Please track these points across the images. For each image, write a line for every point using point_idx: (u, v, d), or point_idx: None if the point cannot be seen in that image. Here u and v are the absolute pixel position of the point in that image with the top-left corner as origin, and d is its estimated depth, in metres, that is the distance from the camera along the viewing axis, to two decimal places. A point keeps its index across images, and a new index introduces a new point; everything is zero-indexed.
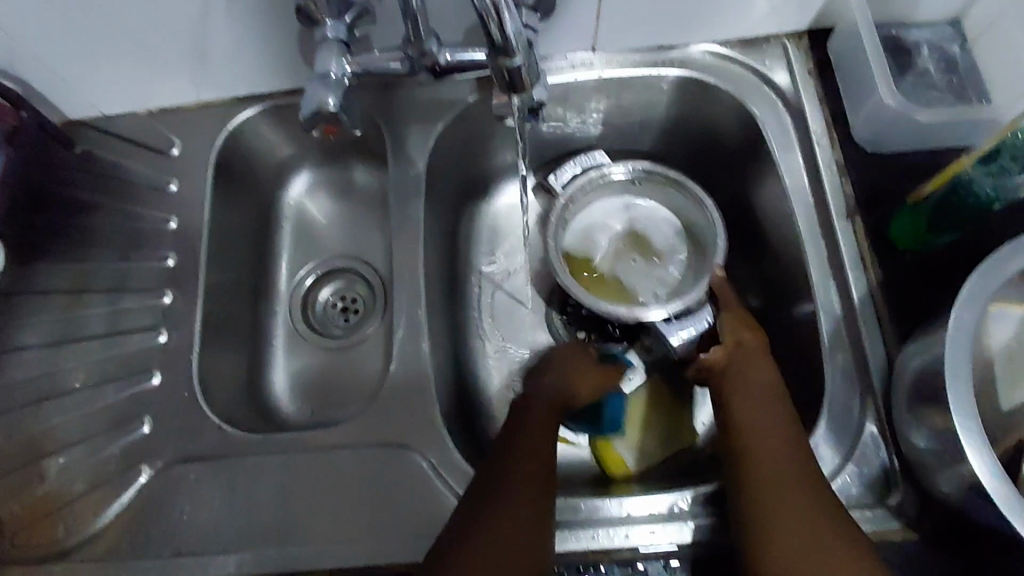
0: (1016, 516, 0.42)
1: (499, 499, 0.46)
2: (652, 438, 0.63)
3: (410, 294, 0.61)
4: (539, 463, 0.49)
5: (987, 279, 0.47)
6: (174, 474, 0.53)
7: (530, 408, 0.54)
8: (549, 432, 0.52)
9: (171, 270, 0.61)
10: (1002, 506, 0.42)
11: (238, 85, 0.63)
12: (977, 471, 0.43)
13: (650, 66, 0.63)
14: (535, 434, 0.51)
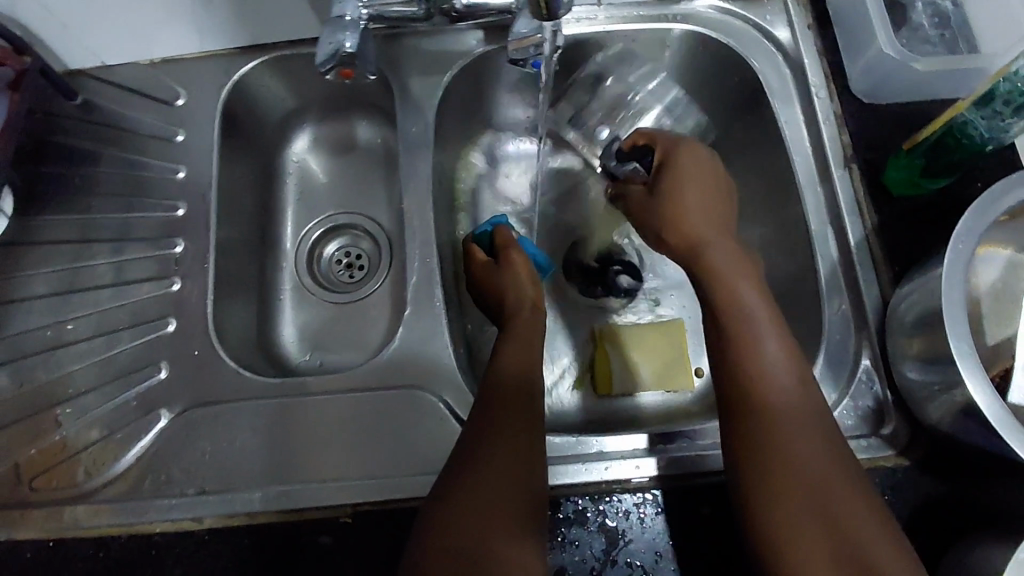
0: (1010, 434, 0.43)
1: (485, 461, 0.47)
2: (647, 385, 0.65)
3: (421, 241, 0.61)
4: (518, 449, 0.49)
5: (986, 211, 0.47)
6: (190, 418, 0.56)
7: (501, 393, 0.52)
8: (521, 418, 0.51)
9: (182, 219, 0.63)
10: (998, 426, 0.43)
11: (243, 34, 0.64)
12: (973, 394, 0.44)
13: (653, 21, 0.64)
14: (507, 421, 0.50)
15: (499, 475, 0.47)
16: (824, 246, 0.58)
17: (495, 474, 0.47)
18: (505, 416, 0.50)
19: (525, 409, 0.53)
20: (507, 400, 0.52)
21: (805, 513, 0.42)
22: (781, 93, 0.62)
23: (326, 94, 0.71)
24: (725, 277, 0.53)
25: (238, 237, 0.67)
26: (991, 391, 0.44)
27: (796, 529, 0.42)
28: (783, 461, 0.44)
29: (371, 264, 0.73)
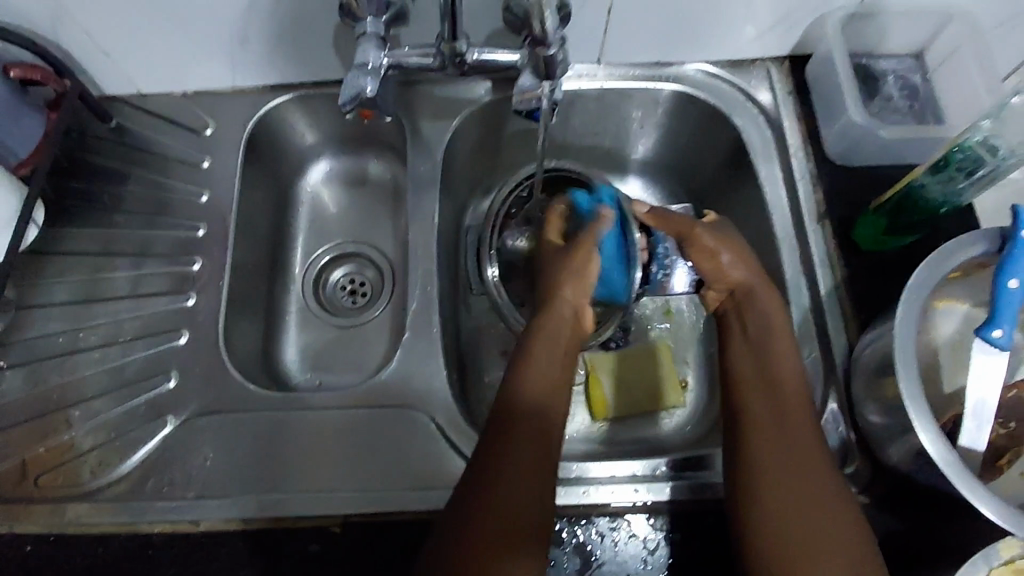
0: (956, 476, 0.47)
1: (498, 480, 0.50)
2: (639, 404, 0.71)
3: (424, 272, 0.66)
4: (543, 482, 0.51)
5: (937, 268, 0.51)
6: (194, 425, 0.59)
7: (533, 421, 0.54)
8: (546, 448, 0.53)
9: (200, 239, 0.67)
10: (944, 468, 0.47)
11: (272, 74, 0.70)
12: (922, 437, 0.48)
13: (648, 80, 0.70)
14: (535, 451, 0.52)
15: (509, 493, 0.49)
16: (797, 294, 0.62)
17: (511, 494, 0.50)
18: (527, 450, 0.51)
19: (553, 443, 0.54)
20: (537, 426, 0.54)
21: (793, 507, 0.48)
22: (762, 151, 0.68)
23: (343, 132, 0.76)
24: (756, 321, 0.58)
25: (253, 258, 0.71)
26: (938, 432, 0.47)
27: (782, 525, 0.48)
28: (781, 457, 0.50)
29: (374, 291, 0.77)
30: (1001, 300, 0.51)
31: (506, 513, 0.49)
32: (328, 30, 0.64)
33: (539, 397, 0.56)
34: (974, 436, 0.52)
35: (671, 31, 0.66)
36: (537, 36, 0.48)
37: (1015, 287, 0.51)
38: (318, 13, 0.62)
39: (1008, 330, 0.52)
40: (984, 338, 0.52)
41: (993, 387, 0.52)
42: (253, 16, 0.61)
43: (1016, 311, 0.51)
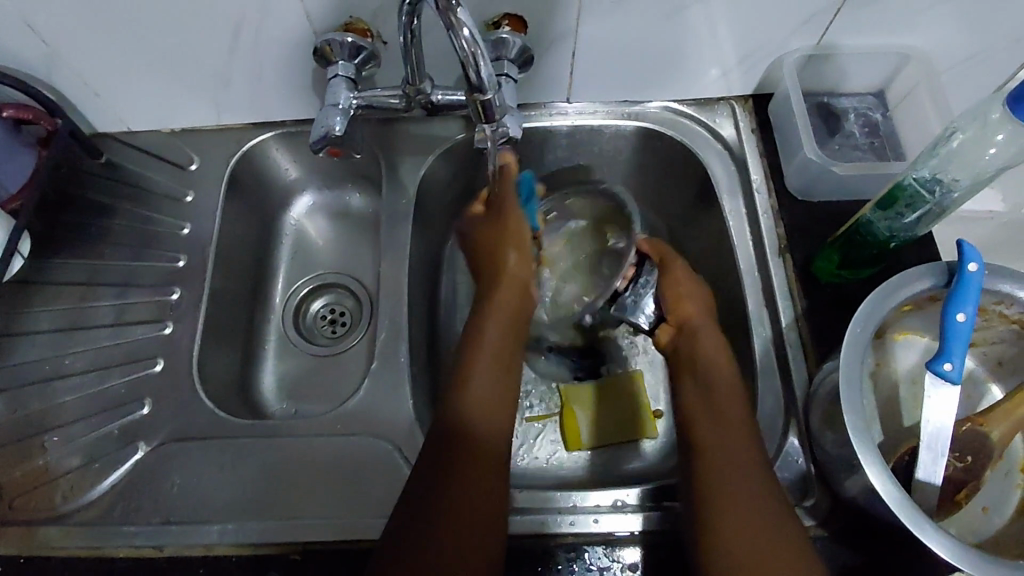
0: (899, 507, 0.47)
1: (461, 463, 0.53)
2: (615, 436, 0.72)
3: (394, 303, 0.68)
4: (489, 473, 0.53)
5: (882, 301, 0.53)
6: (165, 451, 0.61)
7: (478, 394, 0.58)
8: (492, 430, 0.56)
9: (181, 270, 0.70)
10: (887, 499, 0.48)
11: (257, 113, 0.73)
12: (867, 469, 0.49)
13: (616, 117, 0.74)
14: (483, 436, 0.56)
15: (475, 477, 0.52)
16: (758, 327, 0.64)
17: (479, 477, 0.52)
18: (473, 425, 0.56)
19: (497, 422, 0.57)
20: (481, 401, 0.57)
21: (750, 549, 0.47)
22: (725, 187, 0.70)
23: (325, 167, 0.79)
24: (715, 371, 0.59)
25: (232, 288, 0.73)
26: (882, 466, 0.48)
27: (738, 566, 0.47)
28: (736, 500, 0.50)
29: (352, 322, 0.79)
30: (950, 333, 0.52)
31: (473, 505, 0.51)
32: (306, 71, 0.67)
33: (488, 380, 0.59)
34: (930, 470, 0.52)
35: (635, 71, 0.69)
36: (474, 84, 0.49)
37: (962, 321, 0.51)
38: (296, 56, 0.65)
39: (959, 363, 0.51)
40: (935, 371, 0.52)
41: (947, 419, 0.52)
42: (234, 59, 0.65)
43: (966, 346, 0.51)
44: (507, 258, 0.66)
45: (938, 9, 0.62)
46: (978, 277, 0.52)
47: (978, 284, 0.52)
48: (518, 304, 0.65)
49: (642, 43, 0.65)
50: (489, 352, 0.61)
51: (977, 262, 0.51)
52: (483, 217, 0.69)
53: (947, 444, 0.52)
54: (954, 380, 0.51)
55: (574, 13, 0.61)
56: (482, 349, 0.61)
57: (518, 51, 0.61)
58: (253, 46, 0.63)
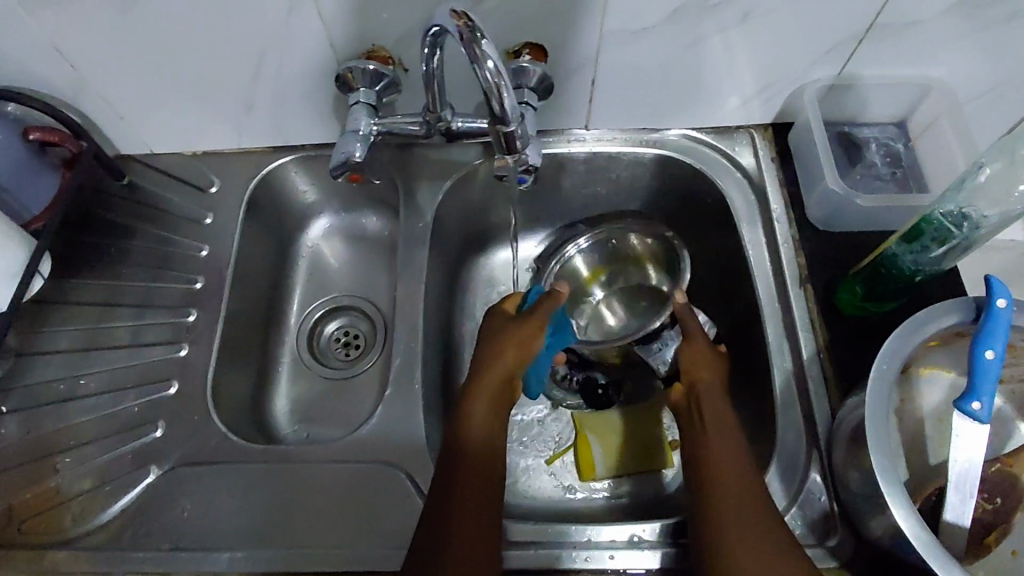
0: (926, 550, 0.46)
1: (460, 500, 0.52)
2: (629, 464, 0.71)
3: (409, 329, 0.67)
4: (484, 506, 0.53)
5: (910, 334, 0.52)
6: (177, 474, 0.60)
7: (466, 443, 0.57)
8: (483, 472, 0.55)
9: (197, 291, 0.70)
10: (913, 541, 0.47)
11: (276, 138, 0.74)
12: (892, 510, 0.48)
13: (634, 145, 0.74)
14: (473, 471, 0.55)
15: (471, 487, 0.53)
16: (779, 359, 0.62)
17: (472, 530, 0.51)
18: (464, 468, 0.55)
19: (487, 469, 0.56)
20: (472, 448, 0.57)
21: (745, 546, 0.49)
22: (744, 216, 0.69)
23: (343, 190, 0.79)
24: (710, 403, 0.58)
25: (247, 311, 0.73)
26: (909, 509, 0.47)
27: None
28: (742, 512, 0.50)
29: (366, 346, 0.78)
30: (977, 371, 0.50)
31: (477, 518, 0.52)
32: (326, 98, 0.68)
33: (478, 433, 0.58)
34: (958, 512, 0.51)
35: (654, 99, 0.69)
36: (497, 115, 0.49)
37: (991, 358, 0.50)
38: (318, 83, 0.66)
39: (987, 403, 0.50)
40: (961, 409, 0.50)
41: (974, 460, 0.51)
42: (257, 84, 0.66)
43: (994, 384, 0.50)
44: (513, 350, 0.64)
45: (962, 40, 0.62)
46: (1009, 312, 0.51)
47: (1007, 321, 0.50)
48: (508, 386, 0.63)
49: (662, 72, 0.65)
50: (481, 417, 0.59)
51: (1005, 298, 0.51)
52: (511, 315, 0.67)
53: (975, 485, 0.51)
54: (983, 421, 0.50)
55: (594, 40, 0.61)
56: (480, 387, 0.61)
57: (538, 79, 0.62)
58: (275, 71, 0.64)
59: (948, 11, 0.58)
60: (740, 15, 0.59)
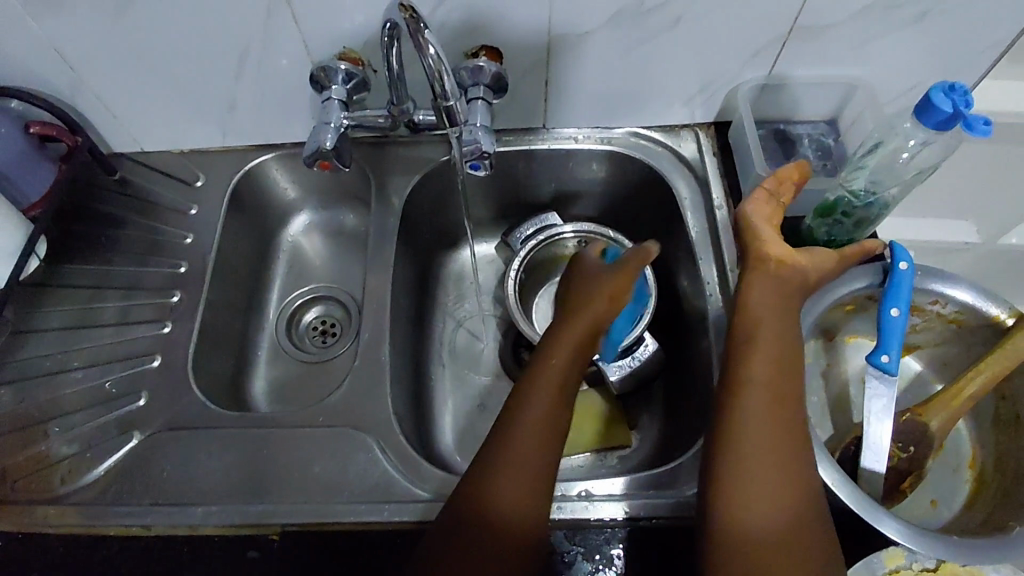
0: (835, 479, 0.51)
1: (507, 498, 0.52)
2: (590, 442, 0.76)
3: (377, 308, 0.73)
4: (528, 515, 0.52)
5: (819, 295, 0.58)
6: (158, 439, 0.65)
7: (520, 449, 0.54)
8: (537, 484, 0.53)
9: (181, 275, 0.75)
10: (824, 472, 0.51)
11: (259, 136, 0.80)
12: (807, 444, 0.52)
13: (588, 142, 0.81)
14: (524, 481, 0.53)
15: (523, 496, 0.52)
16: (717, 330, 0.68)
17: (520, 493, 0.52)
18: (520, 472, 0.53)
19: (545, 478, 0.54)
20: (528, 453, 0.54)
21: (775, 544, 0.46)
22: (688, 204, 0.76)
23: (322, 186, 0.85)
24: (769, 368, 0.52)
25: (228, 296, 0.78)
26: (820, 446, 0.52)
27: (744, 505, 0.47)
28: (779, 501, 0.47)
29: (342, 331, 0.83)
30: (887, 328, 0.57)
31: (511, 526, 0.51)
32: (304, 100, 0.74)
33: (534, 438, 0.54)
34: (873, 463, 0.55)
35: (604, 98, 0.76)
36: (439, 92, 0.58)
37: (896, 315, 0.57)
38: (296, 84, 0.72)
39: (895, 357, 0.57)
40: (874, 362, 0.57)
41: (886, 409, 0.56)
42: (240, 85, 0.72)
43: (900, 340, 0.57)
44: (598, 299, 0.60)
45: (875, 41, 0.69)
46: (911, 274, 0.57)
47: (910, 281, 0.57)
48: (589, 339, 0.60)
49: (608, 72, 0.72)
50: (539, 414, 0.55)
51: (907, 261, 0.57)
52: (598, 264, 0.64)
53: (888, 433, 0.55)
54: (895, 372, 0.56)
55: (545, 42, 0.68)
56: (541, 380, 0.57)
57: (492, 77, 0.66)
58: (255, 73, 0.71)
59: (857, 15, 0.66)
60: (674, 19, 0.66)
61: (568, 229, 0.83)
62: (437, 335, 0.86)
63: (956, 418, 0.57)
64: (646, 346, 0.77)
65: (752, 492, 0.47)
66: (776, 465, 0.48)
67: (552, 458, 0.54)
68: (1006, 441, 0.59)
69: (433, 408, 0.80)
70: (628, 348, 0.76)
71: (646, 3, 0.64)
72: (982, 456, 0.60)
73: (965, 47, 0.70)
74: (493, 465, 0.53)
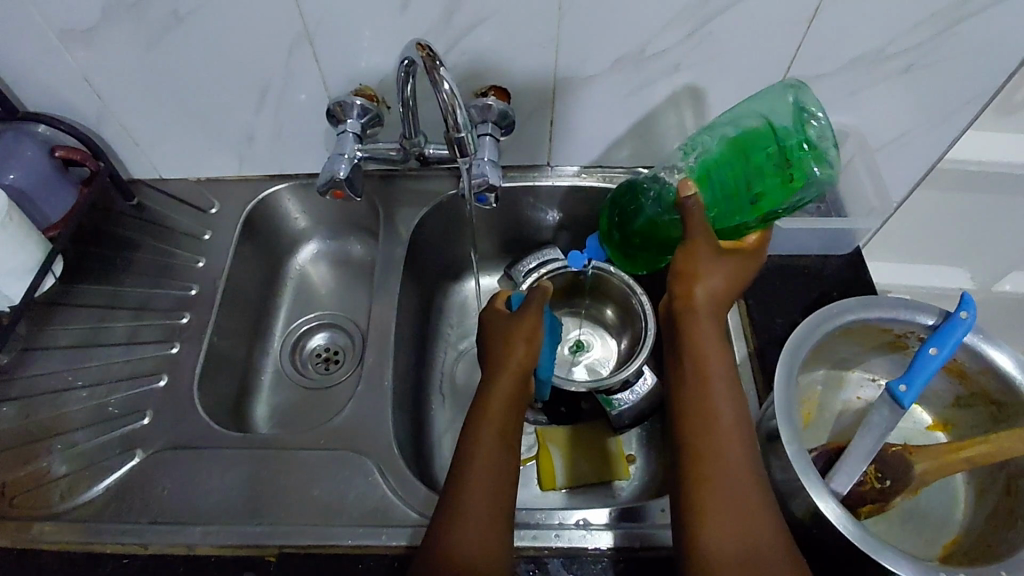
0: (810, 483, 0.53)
1: (474, 514, 0.54)
2: (588, 474, 0.77)
3: (381, 334, 0.74)
4: (497, 529, 0.55)
5: (869, 306, 0.63)
6: (159, 458, 0.65)
7: (476, 468, 0.57)
8: (499, 500, 0.56)
9: (191, 298, 0.77)
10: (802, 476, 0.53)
11: (273, 167, 0.83)
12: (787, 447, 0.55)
13: (590, 178, 0.84)
14: (486, 498, 0.55)
15: (490, 510, 0.55)
16: None
17: (483, 522, 0.54)
18: (483, 490, 0.56)
19: (504, 495, 0.56)
20: (482, 471, 0.57)
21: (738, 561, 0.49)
22: None
23: (331, 216, 0.88)
24: (716, 394, 0.56)
25: (236, 320, 0.80)
26: (800, 453, 0.54)
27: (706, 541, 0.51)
28: (737, 518, 0.51)
29: (346, 358, 0.84)
30: (921, 362, 0.58)
31: (485, 541, 0.54)
32: (319, 134, 0.77)
33: (490, 459, 0.57)
34: (843, 482, 0.56)
35: (607, 138, 0.79)
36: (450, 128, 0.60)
37: (933, 354, 0.58)
38: (314, 119, 0.76)
39: (915, 389, 0.57)
40: (890, 389, 0.58)
41: (883, 432, 0.57)
42: (259, 117, 0.75)
43: (928, 377, 0.57)
44: (518, 349, 0.65)
45: (865, 90, 0.73)
46: (968, 326, 0.59)
47: (962, 330, 0.58)
48: (519, 384, 0.63)
49: (611, 113, 0.76)
50: (489, 436, 0.59)
51: (968, 311, 0.59)
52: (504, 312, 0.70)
53: (869, 458, 0.57)
54: (905, 402, 0.57)
55: (551, 84, 0.72)
56: (490, 406, 0.61)
57: (501, 115, 0.70)
58: (275, 105, 0.74)
59: (847, 65, 0.69)
60: (674, 65, 0.70)
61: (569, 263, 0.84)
62: (440, 364, 0.87)
63: (942, 471, 0.57)
64: (643, 380, 0.78)
65: (718, 517, 0.51)
66: (731, 484, 0.52)
67: (506, 474, 0.58)
68: (993, 525, 0.59)
69: (432, 437, 0.80)
70: (626, 381, 0.77)
71: (648, 50, 0.68)
72: (961, 541, 0.60)
73: (950, 100, 0.73)
74: (460, 481, 0.56)
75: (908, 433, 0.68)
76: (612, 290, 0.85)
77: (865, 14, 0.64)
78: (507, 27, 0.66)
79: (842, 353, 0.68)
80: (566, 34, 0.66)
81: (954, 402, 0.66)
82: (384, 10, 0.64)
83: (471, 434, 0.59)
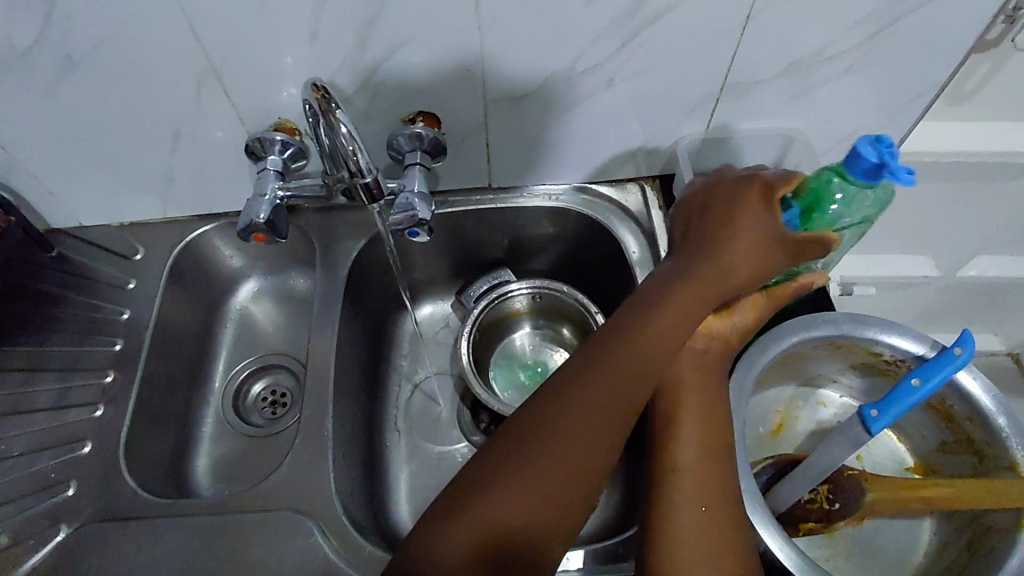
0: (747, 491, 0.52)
1: (572, 435, 0.49)
2: None
3: (321, 378, 0.71)
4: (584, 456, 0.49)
5: (858, 323, 0.60)
6: (84, 533, 0.61)
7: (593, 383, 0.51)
8: (606, 423, 0.50)
9: (118, 354, 0.73)
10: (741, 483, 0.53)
11: (199, 207, 0.79)
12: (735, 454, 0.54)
13: (536, 197, 0.82)
14: (588, 421, 0.50)
15: (590, 432, 0.50)
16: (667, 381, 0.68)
17: (577, 443, 0.49)
18: (593, 408, 0.50)
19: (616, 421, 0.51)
20: (599, 387, 0.51)
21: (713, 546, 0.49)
22: (638, 260, 0.77)
23: (267, 253, 0.84)
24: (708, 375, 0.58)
25: (169, 372, 0.76)
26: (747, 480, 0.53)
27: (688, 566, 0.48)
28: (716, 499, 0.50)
29: (292, 402, 0.80)
30: (900, 391, 0.53)
31: (567, 464, 0.48)
32: (243, 169, 0.73)
33: (615, 380, 0.51)
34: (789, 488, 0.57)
35: (548, 155, 0.76)
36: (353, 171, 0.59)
37: (915, 385, 0.53)
38: (235, 155, 0.72)
39: (886, 416, 0.52)
40: (859, 411, 0.53)
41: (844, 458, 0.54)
42: (176, 158, 0.71)
43: (903, 408, 0.52)
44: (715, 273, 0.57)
45: (807, 94, 0.71)
46: (962, 364, 0.53)
47: (953, 366, 0.53)
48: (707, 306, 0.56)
49: (547, 132, 0.73)
50: (635, 347, 0.53)
51: (964, 348, 0.53)
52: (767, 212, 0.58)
53: (816, 477, 0.55)
54: (872, 429, 0.52)
55: (481, 108, 0.69)
56: (656, 320, 0.54)
57: (432, 142, 0.68)
58: (190, 146, 0.70)
59: (783, 72, 0.67)
60: (606, 81, 0.67)
61: (518, 286, 0.82)
62: (393, 400, 0.83)
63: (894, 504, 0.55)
64: None
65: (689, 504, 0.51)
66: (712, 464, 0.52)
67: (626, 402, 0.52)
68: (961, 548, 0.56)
69: (387, 478, 0.77)
70: None
71: (577, 68, 0.65)
72: None
73: (895, 99, 0.72)
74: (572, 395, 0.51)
75: (881, 466, 0.66)
76: (566, 309, 0.83)
77: (797, 20, 0.61)
78: (427, 52, 0.62)
79: (819, 369, 0.66)
80: (491, 57, 0.63)
81: (940, 446, 0.63)
82: (292, 42, 0.60)
83: (611, 346, 0.53)
